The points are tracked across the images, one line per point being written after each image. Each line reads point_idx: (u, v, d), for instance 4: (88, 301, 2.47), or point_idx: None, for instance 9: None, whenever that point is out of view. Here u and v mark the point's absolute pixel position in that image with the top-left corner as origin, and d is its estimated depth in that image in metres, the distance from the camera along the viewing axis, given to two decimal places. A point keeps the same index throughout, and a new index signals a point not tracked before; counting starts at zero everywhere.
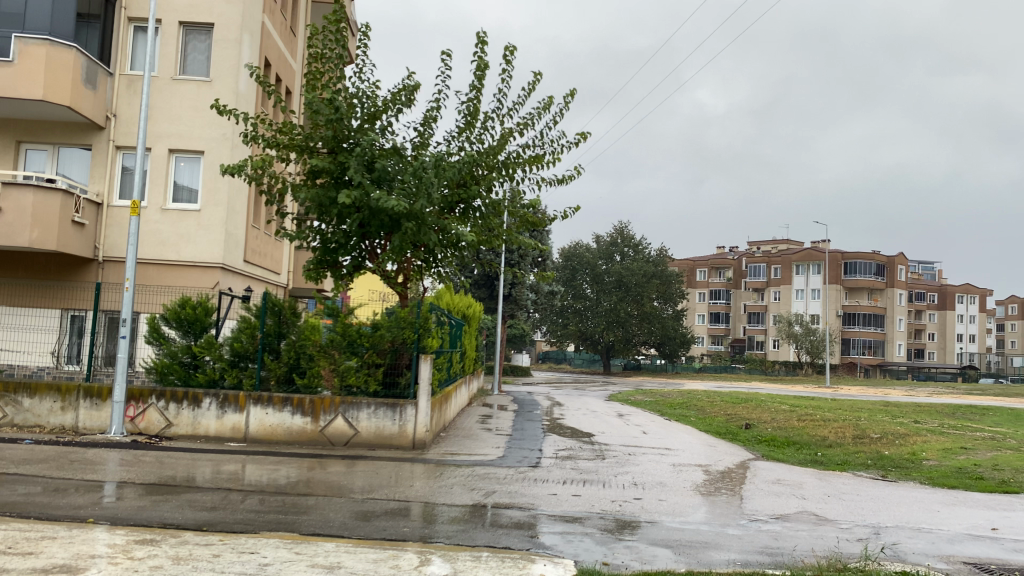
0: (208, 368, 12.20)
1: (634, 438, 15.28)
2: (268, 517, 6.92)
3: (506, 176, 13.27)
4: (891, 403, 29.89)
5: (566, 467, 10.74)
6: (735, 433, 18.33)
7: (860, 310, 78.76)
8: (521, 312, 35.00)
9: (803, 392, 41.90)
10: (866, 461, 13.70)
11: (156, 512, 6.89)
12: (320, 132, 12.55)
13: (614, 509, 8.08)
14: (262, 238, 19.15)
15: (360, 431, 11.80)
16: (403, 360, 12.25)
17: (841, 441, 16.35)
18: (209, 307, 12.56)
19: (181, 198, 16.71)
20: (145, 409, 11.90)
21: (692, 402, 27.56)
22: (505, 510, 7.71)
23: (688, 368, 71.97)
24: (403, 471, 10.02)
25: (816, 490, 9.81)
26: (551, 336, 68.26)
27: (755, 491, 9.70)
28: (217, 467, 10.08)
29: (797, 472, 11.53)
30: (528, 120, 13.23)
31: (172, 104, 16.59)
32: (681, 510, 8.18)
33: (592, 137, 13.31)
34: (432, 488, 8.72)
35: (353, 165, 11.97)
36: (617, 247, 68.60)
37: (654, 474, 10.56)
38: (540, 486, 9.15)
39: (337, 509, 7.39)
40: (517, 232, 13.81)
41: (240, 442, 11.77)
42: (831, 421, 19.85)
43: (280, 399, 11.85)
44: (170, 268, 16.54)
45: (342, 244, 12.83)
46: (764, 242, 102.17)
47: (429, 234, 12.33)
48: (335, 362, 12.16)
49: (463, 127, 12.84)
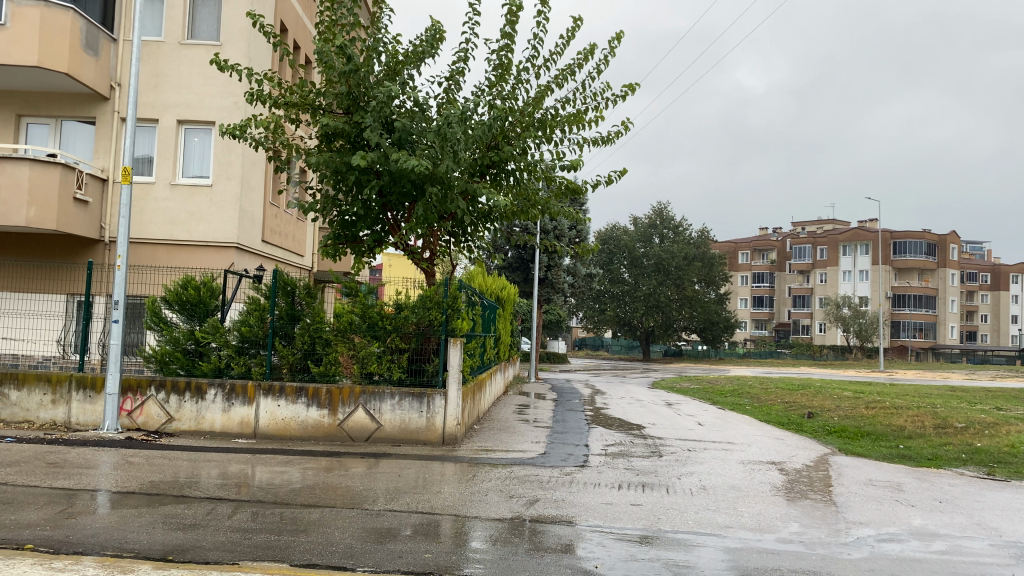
0: (214, 356, 10.91)
1: (690, 431, 13.70)
2: (255, 539, 5.53)
3: (544, 137, 11.69)
4: (956, 388, 27.89)
5: (619, 467, 9.23)
6: (799, 423, 16.64)
7: (911, 291, 75.64)
8: (560, 297, 33.33)
9: (857, 377, 39.71)
10: (961, 456, 11.92)
11: (120, 532, 5.57)
12: (335, 88, 11.10)
13: (686, 522, 6.56)
14: (282, 217, 17.89)
15: (384, 425, 10.43)
16: (430, 345, 10.84)
17: (922, 431, 14.57)
18: (214, 288, 11.25)
19: (193, 173, 15.48)
20: (144, 402, 10.64)
21: (744, 389, 25.74)
22: (552, 526, 6.25)
23: (731, 354, 69.67)
24: (431, 473, 8.60)
25: (922, 494, 8.17)
26: (589, 322, 66.63)
27: (849, 494, 8.13)
28: (219, 469, 8.78)
29: (888, 470, 9.89)
30: (568, 71, 11.67)
31: (182, 72, 15.37)
32: (769, 523, 6.66)
33: (640, 89, 11.76)
34: (463, 496, 7.29)
35: (369, 123, 10.49)
36: (656, 229, 66.78)
37: (721, 475, 9.01)
38: (591, 491, 7.67)
39: (344, 527, 5.96)
40: (556, 200, 12.28)
41: (249, 439, 10.46)
42: (905, 409, 18.00)
43: (293, 390, 10.51)
44: (182, 249, 15.34)
45: (361, 216, 11.42)
46: (809, 223, 99.00)
47: (457, 201, 10.84)
48: (355, 348, 10.80)
49: (494, 81, 11.33)
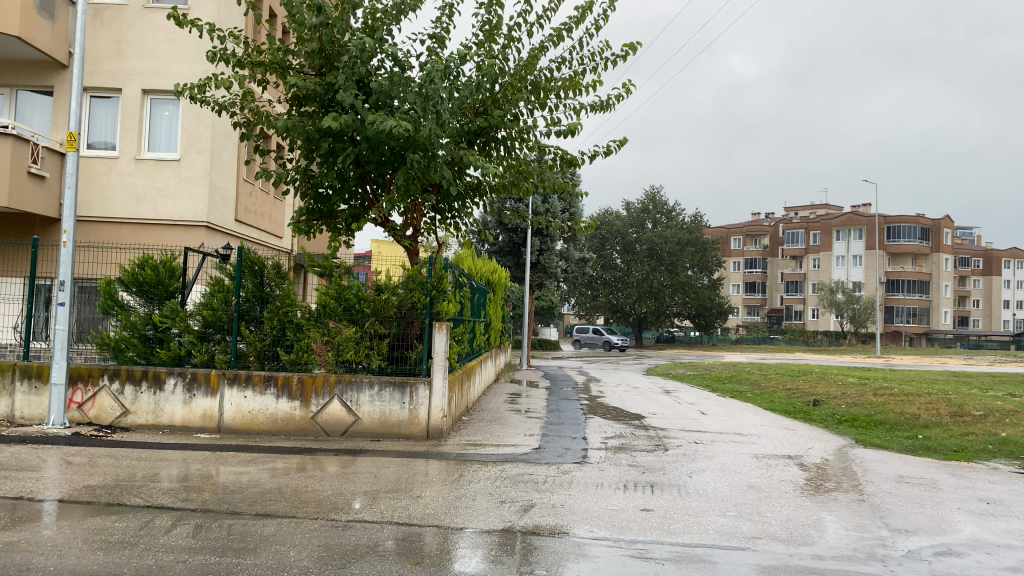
0: (174, 343, 9.91)
1: (693, 421, 12.78)
2: (190, 562, 4.56)
3: (538, 102, 10.66)
4: (958, 373, 27.10)
5: (622, 463, 8.28)
6: (806, 411, 15.76)
7: (905, 276, 75.01)
8: (553, 282, 32.31)
9: (852, 363, 38.89)
10: (988, 447, 11.02)
11: (26, 555, 4.58)
12: (306, 46, 10.03)
13: (707, 534, 5.60)
14: (258, 195, 16.85)
15: (361, 418, 9.45)
16: (413, 330, 9.88)
17: (939, 420, 13.68)
18: (174, 268, 10.25)
19: (160, 147, 14.40)
20: (96, 393, 9.64)
21: (742, 376, 24.88)
22: (550, 538, 5.30)
23: (725, 340, 68.81)
24: (412, 473, 7.63)
25: (965, 494, 7.27)
26: (581, 308, 65.85)
27: (883, 494, 7.22)
28: (173, 469, 7.79)
29: (917, 465, 8.97)
30: (564, 29, 10.66)
31: (146, 38, 14.27)
32: (804, 532, 5.73)
33: (642, 48, 10.75)
34: (446, 501, 6.33)
35: (341, 82, 9.41)
36: (649, 214, 65.84)
37: (737, 473, 8.07)
38: (593, 494, 6.72)
39: (302, 544, 4.99)
40: (551, 172, 11.27)
41: (213, 433, 9.47)
42: (916, 396, 17.12)
43: (261, 379, 9.54)
44: (148, 228, 14.28)
45: (336, 188, 10.39)
46: (802, 209, 98.34)
47: (441, 170, 9.80)
48: (330, 334, 9.79)
49: (483, 39, 10.29)
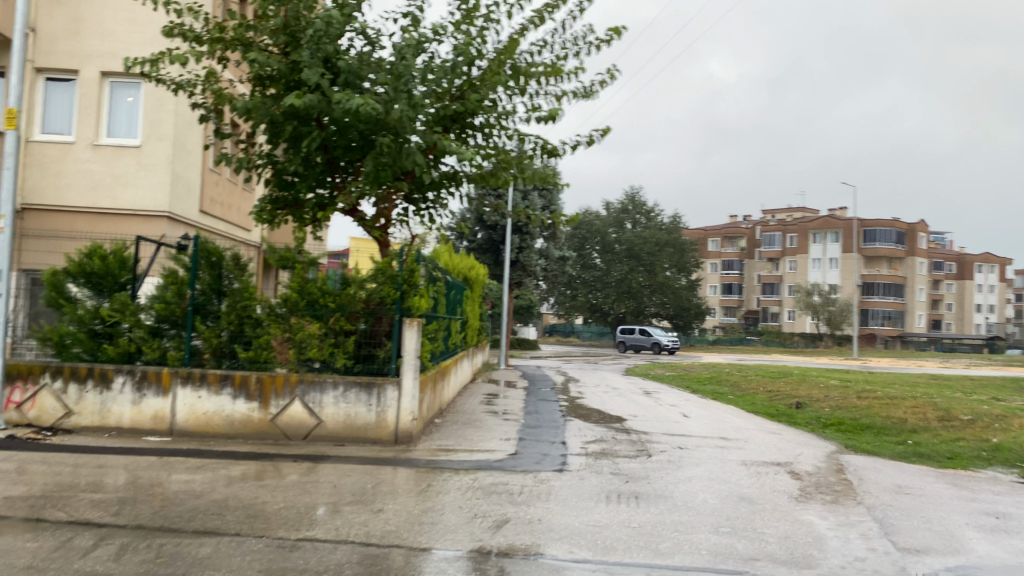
0: (123, 339, 9.21)
1: (676, 424, 12.26)
2: None
3: (517, 87, 10.07)
4: (939, 376, 26.86)
5: (604, 471, 7.72)
6: (790, 415, 15.30)
7: (881, 279, 75.35)
8: (532, 280, 31.76)
9: (830, 365, 38.66)
10: (983, 454, 10.58)
11: None
12: (270, 23, 9.36)
13: (698, 554, 5.05)
14: (223, 185, 16.12)
15: (325, 420, 8.81)
16: (382, 327, 9.26)
17: (928, 425, 13.27)
18: (125, 259, 9.57)
19: (118, 132, 13.64)
20: (36, 392, 8.94)
21: (723, 377, 24.48)
22: (524, 561, 4.72)
23: (703, 341, 68.68)
24: (376, 482, 7.01)
25: (971, 507, 6.78)
26: (560, 308, 65.51)
27: (884, 506, 6.71)
28: (114, 477, 7.11)
29: (914, 474, 8.49)
30: (546, 10, 10.08)
31: (105, 17, 13.50)
32: (806, 552, 5.19)
33: (627, 32, 10.19)
34: (412, 516, 5.73)
35: (305, 60, 8.75)
36: (628, 214, 65.63)
37: (727, 482, 7.54)
38: (574, 507, 6.14)
39: (242, 568, 4.35)
40: (531, 162, 10.67)
41: (164, 436, 8.80)
42: (901, 399, 16.74)
43: (217, 378, 8.87)
44: (106, 218, 13.53)
45: (301, 175, 9.72)
46: (781, 211, 98.70)
47: (414, 155, 9.16)
48: (292, 330, 9.14)
49: (459, 19, 9.69)
